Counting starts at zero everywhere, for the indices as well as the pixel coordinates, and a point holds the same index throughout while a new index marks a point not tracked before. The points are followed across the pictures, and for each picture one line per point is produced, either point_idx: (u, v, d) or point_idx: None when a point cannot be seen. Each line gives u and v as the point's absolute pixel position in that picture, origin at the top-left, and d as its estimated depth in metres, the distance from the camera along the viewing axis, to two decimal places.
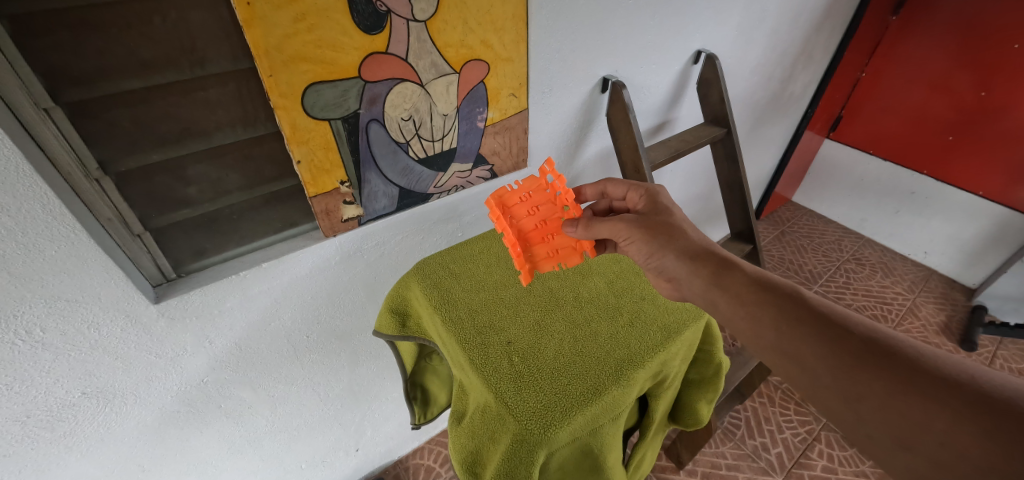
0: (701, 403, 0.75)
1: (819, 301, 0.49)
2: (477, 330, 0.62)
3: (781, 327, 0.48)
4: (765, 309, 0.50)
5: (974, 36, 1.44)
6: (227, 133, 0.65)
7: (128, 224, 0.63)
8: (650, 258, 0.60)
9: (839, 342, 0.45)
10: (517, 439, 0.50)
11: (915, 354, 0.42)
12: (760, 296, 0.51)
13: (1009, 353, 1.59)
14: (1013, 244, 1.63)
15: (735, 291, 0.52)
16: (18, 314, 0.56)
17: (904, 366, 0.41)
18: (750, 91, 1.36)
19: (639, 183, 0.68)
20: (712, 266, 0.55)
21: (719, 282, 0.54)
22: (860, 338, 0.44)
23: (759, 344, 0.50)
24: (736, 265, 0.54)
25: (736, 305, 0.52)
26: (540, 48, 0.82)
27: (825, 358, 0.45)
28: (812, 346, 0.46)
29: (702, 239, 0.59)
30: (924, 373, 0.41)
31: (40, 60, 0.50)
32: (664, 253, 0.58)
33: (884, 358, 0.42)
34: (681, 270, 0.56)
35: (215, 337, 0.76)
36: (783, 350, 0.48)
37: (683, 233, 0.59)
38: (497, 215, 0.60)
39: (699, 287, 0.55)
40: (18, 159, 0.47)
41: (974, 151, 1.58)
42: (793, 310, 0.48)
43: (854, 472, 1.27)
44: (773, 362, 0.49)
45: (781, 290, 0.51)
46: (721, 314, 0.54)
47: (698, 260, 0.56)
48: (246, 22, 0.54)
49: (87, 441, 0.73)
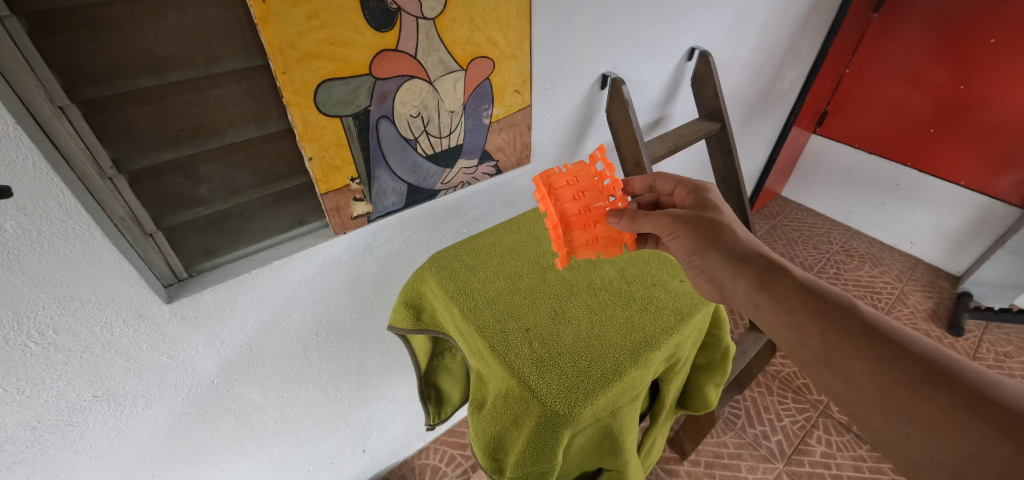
0: (708, 387, 0.77)
1: (873, 315, 0.50)
2: (498, 319, 0.63)
3: (828, 339, 0.49)
4: (812, 317, 0.51)
5: (951, 33, 1.50)
6: (240, 131, 0.65)
7: (140, 223, 0.63)
8: (693, 255, 0.63)
9: (895, 359, 0.45)
10: (542, 422, 0.52)
11: (977, 379, 0.42)
12: (809, 304, 0.52)
13: (995, 338, 1.64)
14: (993, 232, 1.69)
15: (781, 295, 0.54)
16: (31, 316, 0.56)
17: (965, 392, 0.41)
18: (741, 86, 1.40)
19: (687, 180, 0.70)
20: (758, 271, 0.57)
21: (765, 286, 0.55)
22: (916, 357, 0.45)
23: (801, 351, 0.52)
24: (784, 270, 0.56)
25: (780, 311, 0.54)
26: (542, 45, 0.83)
27: (876, 375, 0.46)
28: (862, 360, 0.47)
29: (749, 239, 0.61)
30: (984, 399, 0.41)
31: (56, 59, 0.50)
32: (708, 251, 0.60)
33: (943, 381, 0.43)
34: (724, 270, 0.59)
35: (226, 337, 0.75)
36: (828, 361, 0.49)
37: (727, 231, 0.61)
38: (543, 194, 0.63)
39: (742, 289, 0.57)
40: (35, 156, 0.47)
41: (955, 143, 1.63)
42: (843, 322, 0.49)
43: (853, 457, 1.30)
44: (817, 371, 0.51)
45: (832, 299, 0.52)
46: (764, 318, 0.56)
47: (744, 262, 0.58)
48: (261, 20, 0.55)
49: (97, 447, 0.72)
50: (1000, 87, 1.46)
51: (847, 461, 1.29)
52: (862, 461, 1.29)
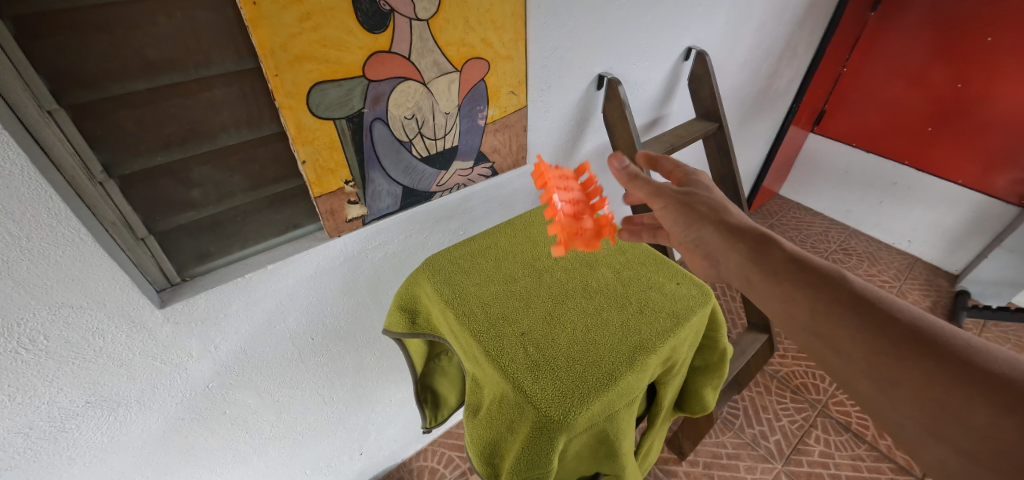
0: (706, 389, 0.77)
1: (862, 286, 0.51)
2: (491, 322, 0.62)
3: (818, 309, 0.50)
4: (802, 289, 0.52)
5: (947, 32, 1.50)
6: (232, 134, 0.65)
7: (131, 228, 0.62)
8: (687, 230, 0.64)
9: (884, 328, 0.46)
10: (536, 426, 0.52)
11: (964, 346, 0.43)
12: (799, 276, 0.53)
13: (993, 336, 1.64)
14: (991, 230, 1.69)
15: (771, 268, 0.55)
16: (21, 323, 0.55)
17: (950, 358, 0.42)
18: (738, 86, 1.39)
19: (683, 165, 0.72)
20: (750, 246, 0.58)
21: (757, 259, 0.57)
22: (904, 326, 0.46)
23: (791, 323, 0.53)
24: (776, 245, 0.57)
25: (771, 283, 0.55)
26: (537, 46, 0.83)
27: (865, 343, 0.47)
28: (851, 330, 0.48)
29: (742, 218, 0.62)
30: (971, 366, 0.42)
31: (43, 62, 0.49)
32: (702, 225, 0.62)
33: (928, 348, 0.44)
34: (718, 244, 0.60)
35: (220, 341, 0.75)
36: (816, 331, 0.50)
37: (720, 209, 0.63)
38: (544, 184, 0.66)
39: (735, 263, 0.59)
40: (23, 161, 0.47)
41: (951, 139, 1.63)
42: (834, 293, 0.50)
43: (852, 456, 1.30)
44: (807, 342, 0.52)
45: (822, 272, 0.53)
46: (756, 291, 0.57)
47: (737, 238, 0.59)
48: (252, 22, 0.54)
49: (89, 453, 0.72)
50: (997, 85, 1.46)
51: (845, 461, 1.29)
52: (861, 460, 1.29)
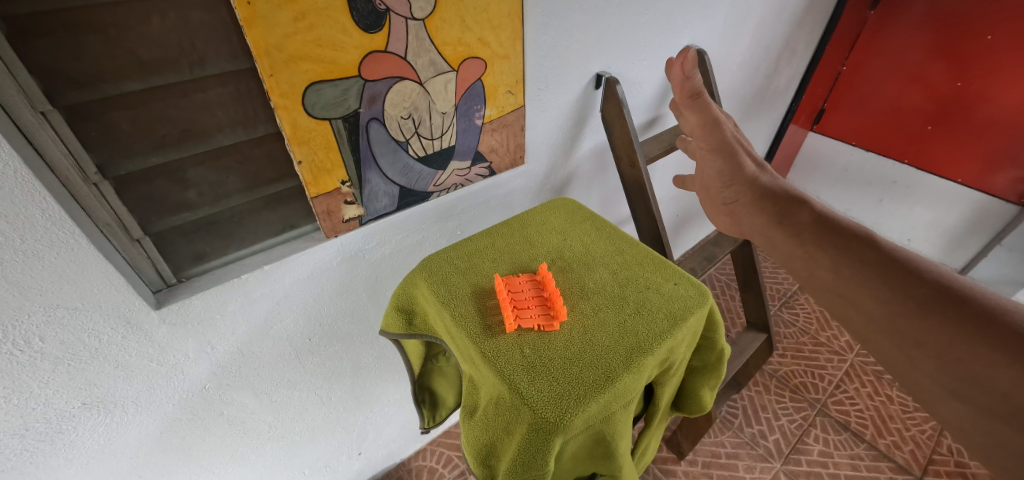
0: (703, 389, 0.77)
1: (890, 247, 0.56)
2: (487, 324, 0.62)
3: (840, 271, 0.56)
4: (825, 251, 0.58)
5: (947, 29, 1.49)
6: (227, 134, 0.64)
7: (127, 229, 0.62)
8: (726, 189, 0.78)
9: (908, 289, 0.51)
10: (531, 429, 0.52)
11: (991, 304, 0.46)
12: (825, 239, 0.59)
13: None
14: (990, 229, 1.69)
15: (796, 231, 0.63)
16: (16, 324, 0.55)
17: (976, 317, 0.46)
18: (737, 84, 1.39)
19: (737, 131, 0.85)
20: (777, 206, 0.69)
21: (782, 222, 0.66)
22: (928, 286, 0.50)
23: (817, 285, 0.59)
24: (805, 206, 0.66)
25: (794, 244, 0.62)
26: (535, 45, 0.82)
27: (888, 303, 0.51)
28: (874, 290, 0.53)
29: (775, 182, 0.74)
30: (996, 325, 0.44)
31: (37, 63, 0.49)
32: (737, 185, 0.76)
33: (954, 307, 0.47)
34: (749, 205, 0.73)
35: (217, 342, 0.75)
36: (840, 291, 0.56)
37: (749, 171, 0.76)
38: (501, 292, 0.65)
39: (762, 222, 0.69)
40: (17, 163, 0.46)
41: (951, 138, 1.63)
42: (860, 256, 0.55)
43: (850, 455, 1.30)
44: (831, 302, 0.57)
45: (850, 233, 0.59)
46: (779, 250, 0.66)
47: (767, 201, 0.70)
48: (246, 22, 0.54)
49: (87, 453, 0.72)
50: (997, 83, 1.46)
51: (844, 460, 1.29)
52: (860, 459, 1.29)
